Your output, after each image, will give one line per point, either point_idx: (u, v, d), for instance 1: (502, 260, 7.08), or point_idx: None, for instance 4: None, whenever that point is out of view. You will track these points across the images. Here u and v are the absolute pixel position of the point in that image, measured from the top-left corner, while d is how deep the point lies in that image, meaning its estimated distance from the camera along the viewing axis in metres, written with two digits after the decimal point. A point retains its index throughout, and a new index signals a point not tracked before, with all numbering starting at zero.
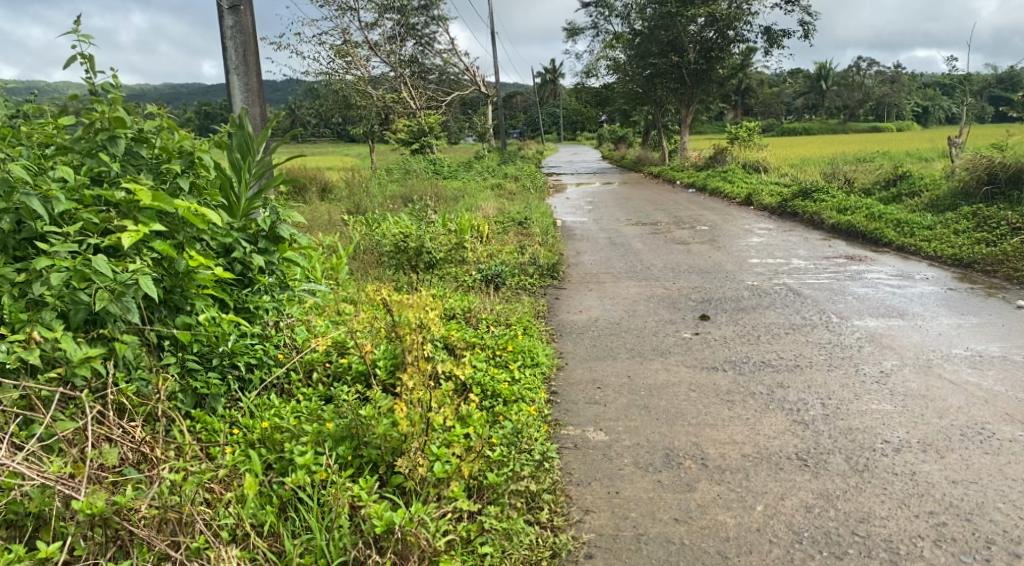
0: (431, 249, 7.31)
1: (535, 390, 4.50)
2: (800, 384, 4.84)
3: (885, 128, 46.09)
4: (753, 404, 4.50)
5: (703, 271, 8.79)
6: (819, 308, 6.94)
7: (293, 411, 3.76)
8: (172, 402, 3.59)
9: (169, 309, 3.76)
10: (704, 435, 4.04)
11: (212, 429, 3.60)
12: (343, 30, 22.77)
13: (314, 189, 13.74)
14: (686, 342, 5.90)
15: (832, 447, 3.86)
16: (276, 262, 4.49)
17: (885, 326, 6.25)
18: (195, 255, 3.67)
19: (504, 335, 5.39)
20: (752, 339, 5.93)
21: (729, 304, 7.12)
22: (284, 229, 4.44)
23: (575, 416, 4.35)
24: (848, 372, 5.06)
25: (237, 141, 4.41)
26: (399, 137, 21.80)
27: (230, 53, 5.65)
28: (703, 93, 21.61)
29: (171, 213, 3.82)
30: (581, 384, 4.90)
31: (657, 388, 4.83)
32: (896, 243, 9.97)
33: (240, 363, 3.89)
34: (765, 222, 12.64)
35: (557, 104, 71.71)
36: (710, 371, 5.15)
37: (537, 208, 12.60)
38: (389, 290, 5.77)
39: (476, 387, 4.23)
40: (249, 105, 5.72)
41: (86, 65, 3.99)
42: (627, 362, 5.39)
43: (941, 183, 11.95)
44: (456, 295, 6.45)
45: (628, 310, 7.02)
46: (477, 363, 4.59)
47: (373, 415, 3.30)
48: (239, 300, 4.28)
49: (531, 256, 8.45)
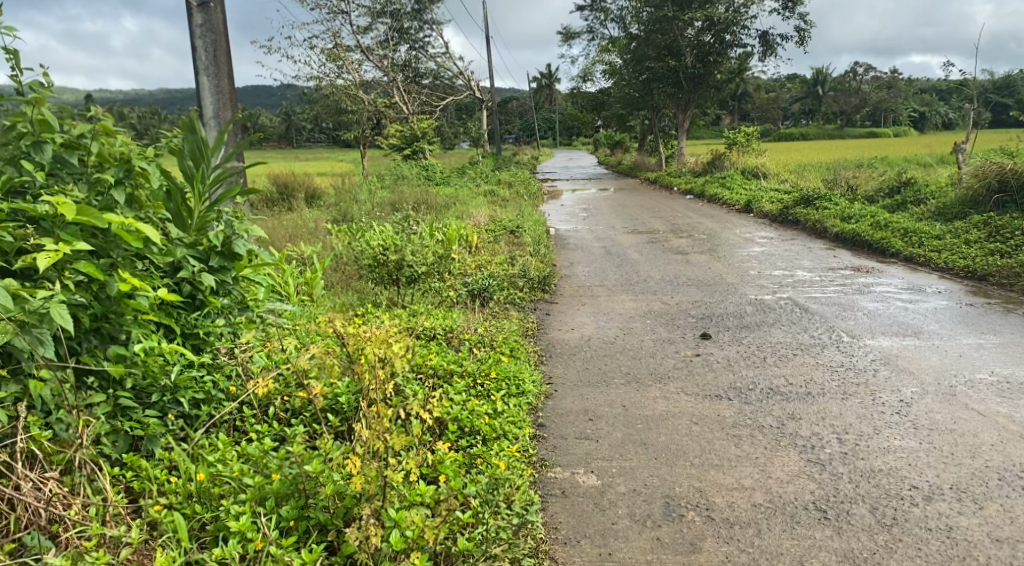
0: (413, 263, 6.55)
1: (521, 424, 4.04)
2: (813, 416, 4.39)
3: (882, 135, 45.84)
4: (763, 440, 4.06)
5: (702, 284, 8.35)
6: (828, 325, 6.50)
7: (242, 454, 3.34)
8: (97, 447, 3.13)
9: (101, 337, 3.32)
10: (708, 479, 3.59)
11: (145, 477, 3.14)
12: (335, 34, 22.32)
13: (300, 197, 13.28)
14: (686, 365, 5.45)
15: (855, 495, 3.42)
16: (232, 281, 4.09)
17: (900, 347, 5.82)
18: (127, 277, 3.22)
19: (488, 359, 4.93)
20: (758, 362, 5.48)
21: (731, 321, 6.68)
22: (241, 246, 4.01)
23: (565, 454, 3.90)
24: (865, 401, 4.61)
25: (189, 146, 3.93)
26: (391, 142, 21.35)
27: (200, 52, 5.69)
28: (700, 98, 21.22)
29: (104, 229, 3.37)
30: (572, 415, 4.44)
31: (656, 420, 4.37)
32: (904, 254, 9.55)
33: (183, 398, 3.45)
34: (766, 230, 12.21)
35: (554, 109, 71.45)
36: (713, 399, 4.70)
37: (530, 216, 12.14)
38: (359, 320, 5.33)
39: (451, 424, 3.77)
40: (220, 108, 5.77)
41: (9, 61, 3.53)
42: (622, 389, 4.93)
43: (947, 191, 11.56)
44: (436, 314, 5.98)
45: (623, 327, 6.57)
46: (455, 395, 4.11)
47: (322, 471, 2.89)
48: (187, 326, 3.86)
49: (521, 267, 8.00)
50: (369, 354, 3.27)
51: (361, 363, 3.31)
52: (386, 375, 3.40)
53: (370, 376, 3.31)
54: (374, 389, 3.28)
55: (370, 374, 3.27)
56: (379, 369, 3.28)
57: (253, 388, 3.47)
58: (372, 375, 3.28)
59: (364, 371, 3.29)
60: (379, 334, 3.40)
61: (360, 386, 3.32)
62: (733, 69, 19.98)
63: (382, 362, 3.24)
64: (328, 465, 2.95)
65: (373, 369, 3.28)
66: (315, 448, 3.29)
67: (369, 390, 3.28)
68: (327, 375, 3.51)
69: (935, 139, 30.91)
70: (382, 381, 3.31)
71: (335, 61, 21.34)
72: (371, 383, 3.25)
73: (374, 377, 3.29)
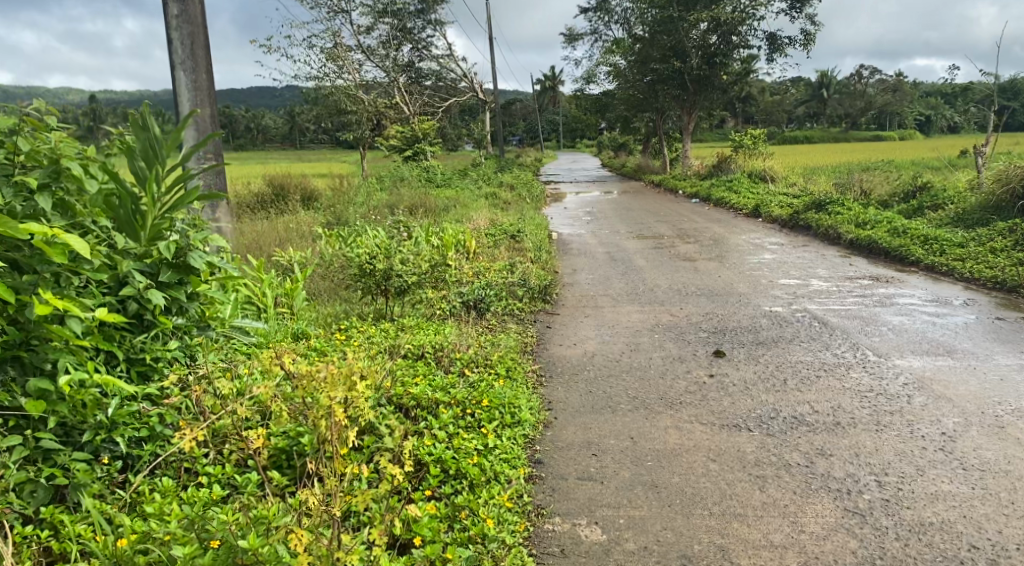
0: (402, 272, 5.95)
1: (515, 463, 3.58)
2: (847, 452, 3.88)
3: (888, 136, 45.41)
4: (791, 482, 3.57)
5: (713, 293, 7.84)
6: (851, 342, 6.00)
7: (184, 508, 2.89)
8: (7, 502, 2.68)
9: (21, 368, 2.89)
10: (732, 534, 3.18)
11: (66, 535, 2.69)
12: (335, 33, 21.85)
13: (294, 199, 12.73)
14: (700, 388, 4.92)
15: (903, 559, 3.03)
16: (188, 297, 3.67)
17: (934, 367, 5.32)
18: (46, 299, 2.76)
19: (480, 382, 4.42)
20: (778, 385, 4.96)
21: (745, 336, 6.15)
22: (196, 258, 3.60)
23: (564, 500, 3.43)
24: (902, 434, 4.09)
25: (141, 145, 3.62)
26: (391, 143, 20.84)
27: (176, 45, 5.46)
28: (706, 102, 20.40)
29: (23, 243, 2.92)
30: (573, 449, 3.95)
31: (669, 455, 3.88)
32: (925, 262, 9.04)
33: (118, 437, 3.00)
34: (776, 236, 11.69)
35: (557, 111, 70.78)
36: (731, 430, 4.19)
37: (532, 220, 11.61)
38: (340, 346, 4.85)
39: (433, 467, 3.31)
40: (198, 104, 5.53)
41: None
42: (629, 417, 4.41)
43: (966, 196, 11.04)
44: (426, 329, 5.51)
45: (629, 343, 6.05)
46: (439, 430, 3.63)
47: (261, 547, 2.47)
48: (132, 349, 3.39)
49: (521, 274, 7.50)
50: (324, 400, 2.81)
51: (315, 409, 2.84)
52: (347, 421, 2.93)
53: (326, 422, 2.84)
54: (330, 439, 2.83)
55: (327, 419, 2.81)
56: (336, 416, 2.81)
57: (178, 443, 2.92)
58: (329, 421, 2.82)
59: (319, 416, 2.82)
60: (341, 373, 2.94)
61: (317, 435, 2.87)
62: (739, 70, 19.49)
63: (340, 407, 2.78)
64: (269, 540, 2.53)
65: (329, 415, 2.81)
66: (261, 507, 2.84)
67: (325, 440, 2.84)
68: (279, 418, 3.03)
69: (943, 143, 30.41)
70: (341, 428, 2.86)
71: (335, 61, 20.88)
72: (326, 431, 2.79)
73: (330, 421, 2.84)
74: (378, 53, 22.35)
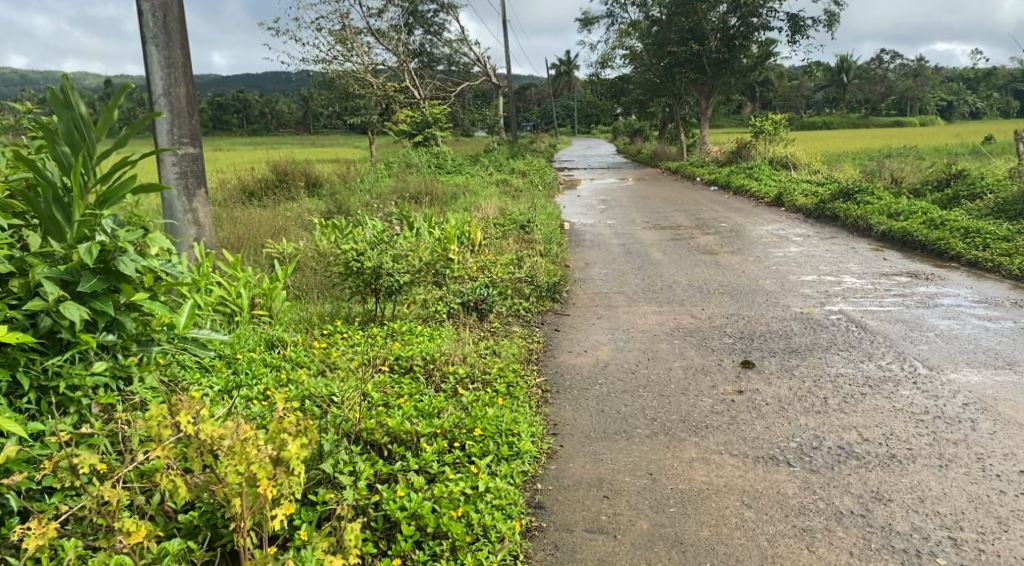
0: (394, 271, 5.22)
1: (510, 513, 2.99)
2: (909, 497, 3.23)
3: (909, 122, 44.38)
4: (846, 539, 2.98)
5: (737, 291, 7.19)
6: (895, 351, 5.34)
7: None
8: None
9: None
10: None
11: None
12: (344, 15, 21.17)
13: (295, 187, 12.08)
14: (728, 408, 4.27)
15: None
16: (123, 311, 3.06)
17: (996, 383, 4.65)
18: None
19: (474, 404, 3.77)
20: (818, 405, 4.30)
21: (776, 344, 5.49)
22: (128, 264, 2.96)
23: (568, 562, 2.87)
24: (972, 473, 3.44)
25: (64, 128, 3.07)
26: (399, 128, 20.15)
27: (148, 17, 4.82)
28: (724, 85, 19.68)
29: None
30: (582, 490, 3.32)
31: (696, 498, 3.26)
32: (965, 256, 8.33)
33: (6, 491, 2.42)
34: (801, 227, 10.97)
35: (572, 96, 69.82)
36: (769, 464, 3.55)
37: (544, 209, 10.94)
38: (317, 356, 4.23)
39: (404, 529, 2.71)
40: (171, 84, 4.90)
41: None
42: (648, 446, 3.77)
43: (1006, 185, 10.30)
44: (419, 336, 4.88)
45: (646, 349, 5.42)
46: (415, 475, 3.01)
47: None
48: (44, 376, 2.83)
49: (528, 270, 6.85)
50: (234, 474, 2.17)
51: (230, 484, 2.22)
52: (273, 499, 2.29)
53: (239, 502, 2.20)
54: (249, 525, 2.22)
55: (242, 494, 2.21)
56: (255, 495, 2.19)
57: (41, 528, 2.24)
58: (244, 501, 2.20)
59: (234, 489, 2.22)
60: (267, 432, 2.29)
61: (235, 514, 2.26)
62: (758, 54, 18.73)
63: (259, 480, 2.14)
64: None
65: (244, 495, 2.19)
66: None
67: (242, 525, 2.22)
68: (191, 482, 2.39)
69: (973, 129, 29.33)
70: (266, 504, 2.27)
71: (344, 44, 20.24)
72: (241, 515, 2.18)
73: (250, 496, 2.24)
74: (389, 36, 21.56)
